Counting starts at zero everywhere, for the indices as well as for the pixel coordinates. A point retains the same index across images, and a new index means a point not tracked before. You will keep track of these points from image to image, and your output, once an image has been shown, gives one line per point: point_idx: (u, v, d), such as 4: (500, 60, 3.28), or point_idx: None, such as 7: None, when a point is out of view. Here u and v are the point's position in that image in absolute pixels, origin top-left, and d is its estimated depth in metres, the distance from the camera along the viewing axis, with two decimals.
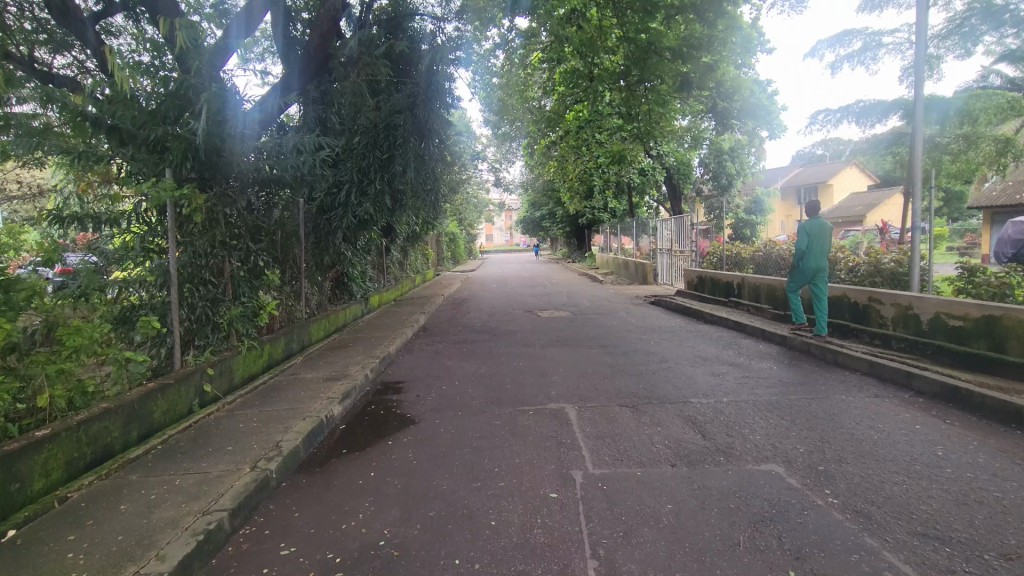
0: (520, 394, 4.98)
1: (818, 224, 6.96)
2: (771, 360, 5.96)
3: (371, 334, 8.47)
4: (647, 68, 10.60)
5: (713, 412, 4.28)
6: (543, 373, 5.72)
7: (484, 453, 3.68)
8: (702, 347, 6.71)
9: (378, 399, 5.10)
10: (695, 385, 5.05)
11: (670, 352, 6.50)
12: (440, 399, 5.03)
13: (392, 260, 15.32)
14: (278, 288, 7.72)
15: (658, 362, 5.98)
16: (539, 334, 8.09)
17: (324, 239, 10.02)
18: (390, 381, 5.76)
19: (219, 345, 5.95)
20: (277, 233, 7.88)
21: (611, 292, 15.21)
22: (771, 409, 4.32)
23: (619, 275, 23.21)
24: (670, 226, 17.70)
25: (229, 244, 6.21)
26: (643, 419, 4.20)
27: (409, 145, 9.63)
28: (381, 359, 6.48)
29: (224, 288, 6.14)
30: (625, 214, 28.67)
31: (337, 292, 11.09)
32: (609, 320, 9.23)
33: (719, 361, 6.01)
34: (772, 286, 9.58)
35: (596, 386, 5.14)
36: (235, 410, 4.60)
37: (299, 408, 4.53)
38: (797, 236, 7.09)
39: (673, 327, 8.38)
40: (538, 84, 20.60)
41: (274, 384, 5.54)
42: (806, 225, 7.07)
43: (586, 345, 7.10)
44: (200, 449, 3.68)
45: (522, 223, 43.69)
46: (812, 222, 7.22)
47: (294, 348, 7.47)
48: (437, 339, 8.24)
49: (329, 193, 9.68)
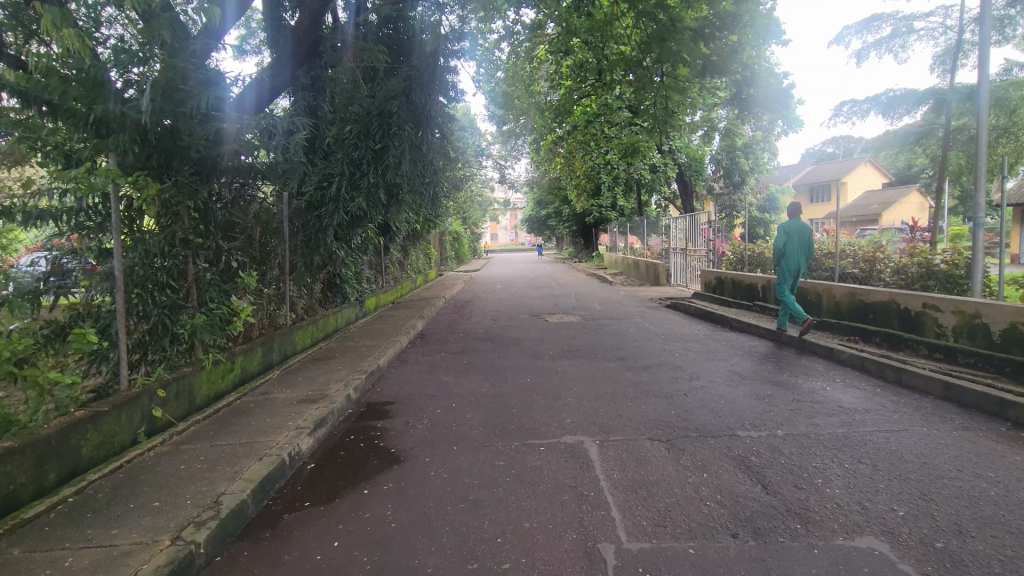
0: (529, 423, 4.15)
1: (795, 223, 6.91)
2: (822, 379, 5.09)
3: (362, 341, 7.65)
4: (665, 51, 9.64)
5: (769, 452, 3.45)
6: (555, 394, 4.88)
7: (484, 512, 2.84)
8: (736, 361, 5.85)
9: (359, 428, 4.28)
10: (739, 412, 4.19)
11: (700, 367, 5.64)
12: (431, 428, 4.19)
13: (391, 260, 14.55)
14: (257, 292, 6.92)
15: (688, 381, 5.13)
16: (548, 343, 7.23)
17: (312, 236, 9.27)
18: (376, 402, 4.94)
19: (181, 360, 5.16)
20: (256, 230, 7.09)
21: (623, 294, 14.36)
22: (841, 448, 3.47)
23: (629, 275, 22.30)
24: (684, 224, 16.80)
25: (194, 242, 5.40)
26: (684, 461, 3.36)
27: (405, 134, 8.69)
28: (368, 374, 5.65)
29: (188, 294, 5.35)
30: (634, 212, 27.81)
31: (329, 294, 10.32)
32: (625, 328, 8.38)
33: (760, 379, 5.15)
34: (804, 290, 8.72)
35: (620, 412, 4.30)
36: (182, 445, 3.77)
37: (259, 442, 3.70)
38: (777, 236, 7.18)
39: (697, 336, 7.51)
40: (545, 79, 19.84)
41: (241, 406, 4.73)
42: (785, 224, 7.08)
43: (602, 358, 6.24)
44: (118, 506, 2.85)
45: (527, 222, 42.88)
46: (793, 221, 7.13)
47: (275, 359, 6.68)
48: (434, 349, 7.40)
49: (319, 188, 8.89)
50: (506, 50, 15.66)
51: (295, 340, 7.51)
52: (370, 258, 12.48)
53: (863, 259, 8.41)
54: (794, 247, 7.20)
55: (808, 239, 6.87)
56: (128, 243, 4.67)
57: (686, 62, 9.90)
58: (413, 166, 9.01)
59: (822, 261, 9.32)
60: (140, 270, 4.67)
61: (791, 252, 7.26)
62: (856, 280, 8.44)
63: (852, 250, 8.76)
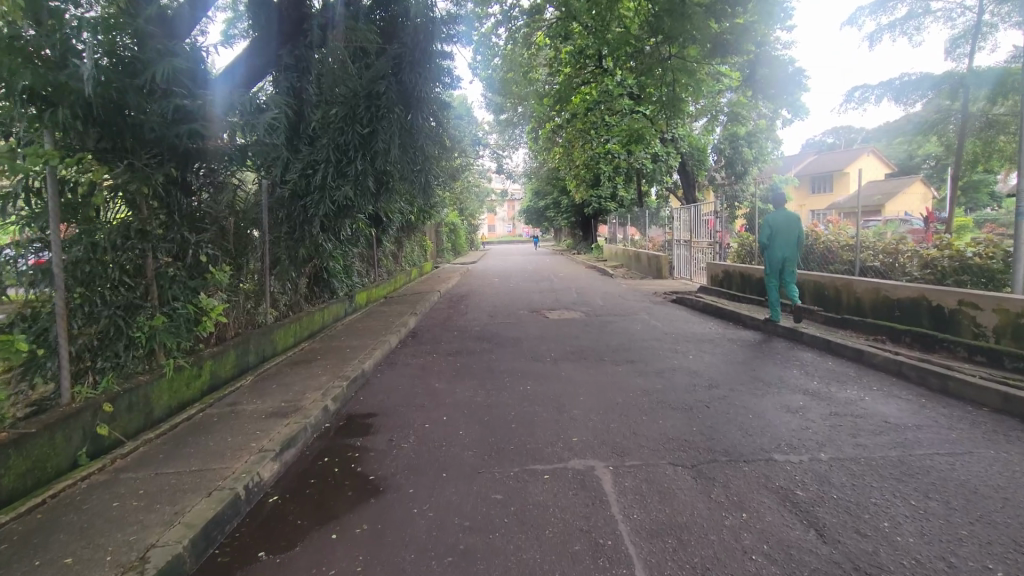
0: (530, 443, 3.60)
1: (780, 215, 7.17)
2: (856, 387, 4.55)
3: (348, 342, 7.07)
4: (674, 29, 9.01)
5: (816, 483, 2.91)
6: (559, 406, 4.34)
7: (477, 569, 2.29)
8: (758, 365, 5.30)
9: (335, 448, 3.72)
10: (772, 429, 3.65)
11: (720, 372, 5.08)
12: (417, 449, 3.64)
13: (384, 253, 13.95)
14: (232, 289, 6.33)
15: (707, 389, 4.58)
16: (548, 343, 6.67)
17: (297, 227, 8.75)
18: (358, 415, 4.39)
19: (137, 367, 4.58)
20: (231, 222, 6.51)
21: (625, 288, 13.82)
22: (901, 478, 2.94)
23: (629, 267, 21.74)
24: (687, 215, 16.24)
25: (154, 235, 4.79)
26: (717, 495, 2.81)
27: (393, 115, 8.01)
28: (351, 381, 5.09)
29: (147, 292, 4.78)
30: (634, 203, 27.22)
31: (316, 289, 9.74)
32: (631, 325, 7.83)
33: (788, 387, 4.60)
34: (822, 285, 8.17)
35: (635, 429, 3.75)
36: (125, 472, 3.21)
37: (212, 470, 3.14)
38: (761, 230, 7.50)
39: (710, 335, 6.96)
40: (544, 65, 19.22)
41: (204, 420, 4.17)
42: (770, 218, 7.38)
43: (609, 362, 5.69)
44: (20, 565, 2.28)
45: (524, 213, 42.25)
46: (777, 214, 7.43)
47: (251, 362, 6.11)
48: (426, 349, 6.84)
49: (304, 175, 8.28)
50: (505, 35, 15.08)
51: (274, 340, 6.93)
52: (361, 250, 11.89)
53: (884, 251, 7.88)
54: (781, 240, 7.46)
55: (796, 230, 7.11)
56: (73, 235, 4.09)
57: (696, 40, 9.34)
58: (404, 151, 8.32)
59: (840, 253, 8.79)
60: (85, 266, 4.10)
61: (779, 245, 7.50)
62: (879, 273, 7.90)
63: (874, 241, 8.22)
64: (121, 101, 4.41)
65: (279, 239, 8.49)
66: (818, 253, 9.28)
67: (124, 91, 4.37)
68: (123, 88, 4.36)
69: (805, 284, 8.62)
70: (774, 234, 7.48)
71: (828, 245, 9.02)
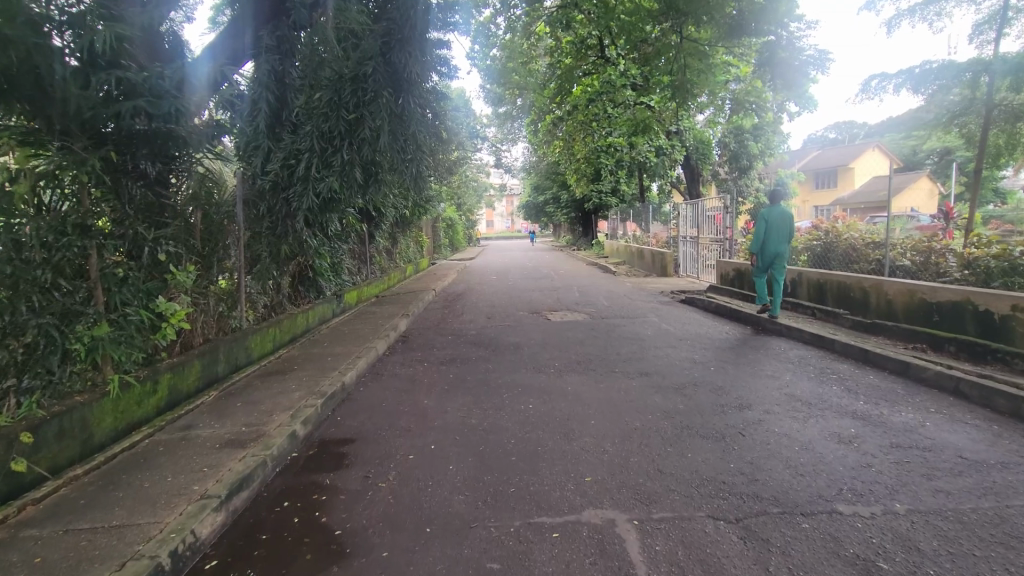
0: (534, 485, 2.97)
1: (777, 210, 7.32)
2: (911, 410, 3.92)
3: (330, 348, 6.41)
4: (691, 7, 8.32)
5: (899, 549, 2.29)
6: (566, 432, 3.70)
7: None
8: (791, 381, 4.67)
9: (298, 489, 3.09)
10: (827, 468, 3.02)
11: (750, 389, 4.44)
12: (397, 491, 3.01)
13: (376, 249, 13.27)
14: (198, 290, 5.69)
15: (738, 411, 3.95)
16: (551, 351, 6.03)
17: (279, 222, 8.15)
18: (332, 442, 3.76)
19: (75, 385, 3.96)
20: (200, 215, 5.83)
21: (629, 286, 13.19)
22: (1003, 542, 2.32)
23: (631, 264, 21.09)
24: (692, 211, 15.58)
25: (97, 229, 4.12)
26: (776, 568, 2.19)
27: (382, 100, 7.23)
28: (327, 398, 4.45)
29: (91, 296, 4.11)
30: (636, 198, 26.60)
31: (301, 288, 9.08)
32: (641, 329, 7.19)
33: (832, 409, 3.97)
34: (848, 285, 7.54)
35: (660, 466, 3.11)
36: (31, 525, 2.58)
37: (134, 526, 2.51)
38: (758, 226, 7.58)
39: (729, 341, 6.33)
40: (545, 56, 18.54)
41: (148, 448, 3.53)
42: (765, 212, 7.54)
43: (621, 374, 5.05)
44: None
45: (523, 208, 41.44)
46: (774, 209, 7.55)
47: (220, 372, 5.47)
48: (416, 356, 6.20)
49: (285, 165, 7.77)
50: (504, 24, 14.43)
51: (251, 346, 6.28)
52: (351, 246, 11.21)
53: (918, 250, 7.24)
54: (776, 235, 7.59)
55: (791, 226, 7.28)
56: None
57: (712, 21, 8.70)
58: (393, 139, 7.53)
59: (865, 251, 8.16)
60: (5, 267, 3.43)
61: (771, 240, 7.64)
62: (910, 274, 7.28)
63: (904, 239, 7.60)
64: (37, 69, 3.64)
65: (259, 235, 7.85)
66: (840, 252, 8.65)
67: (41, 58, 3.60)
68: (37, 54, 3.58)
69: (828, 284, 7.98)
70: (769, 229, 7.60)
71: (852, 243, 8.39)
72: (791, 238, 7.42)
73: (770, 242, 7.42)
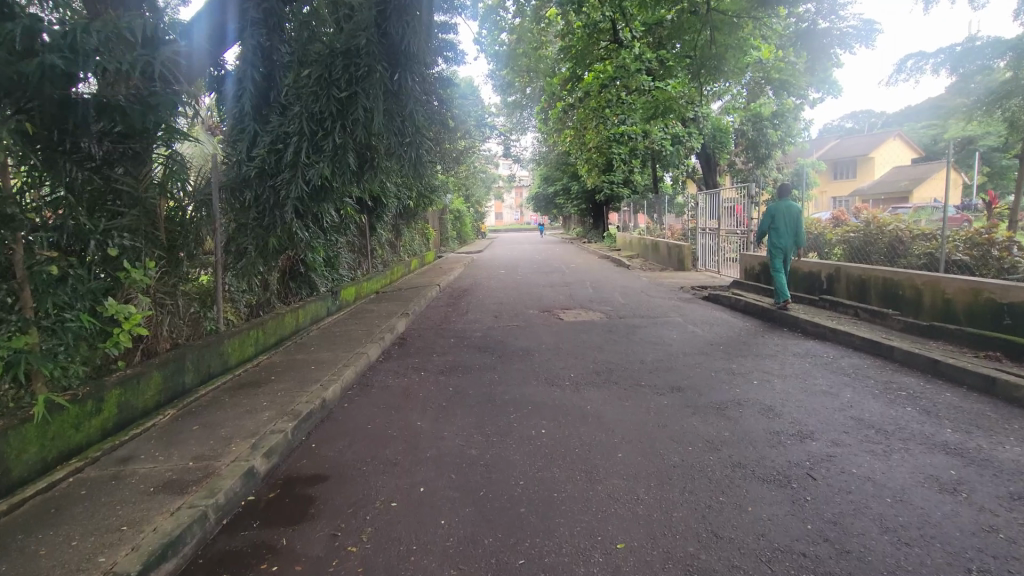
0: (550, 556, 2.24)
1: (786, 203, 7.78)
2: (1016, 441, 3.16)
3: (316, 353, 5.69)
4: None
5: None
6: (588, 471, 2.97)
7: None
8: (853, 399, 3.91)
9: (244, 554, 2.38)
10: (940, 533, 2.27)
11: (807, 411, 3.69)
12: (368, 561, 2.29)
13: (378, 241, 12.54)
14: (163, 290, 5.00)
15: (800, 441, 3.20)
16: (565, 358, 5.29)
17: (267, 211, 7.29)
18: (299, 482, 3.05)
19: None
20: (163, 206, 5.06)
21: (645, 281, 12.41)
22: None
23: (645, 257, 20.29)
24: (711, 201, 14.76)
25: (22, 218, 3.41)
26: None
27: (376, 75, 6.40)
28: (301, 420, 3.74)
29: (17, 300, 3.43)
30: (649, 189, 25.75)
31: (292, 285, 8.37)
32: (665, 331, 6.44)
33: (917, 439, 3.21)
34: (897, 281, 6.74)
35: (715, 527, 2.38)
36: None
37: None
38: (766, 218, 7.97)
39: (768, 347, 5.57)
40: (555, 40, 17.75)
41: (66, 492, 2.84)
42: (774, 205, 8.02)
43: (648, 389, 4.31)
44: None
45: (532, 200, 40.61)
46: (781, 201, 7.93)
47: (187, 384, 4.77)
48: (413, 363, 5.49)
49: (272, 151, 7.00)
50: (513, 7, 13.71)
51: (228, 351, 5.57)
52: (348, 238, 10.49)
53: (978, 242, 6.43)
54: (782, 227, 7.96)
55: (800, 218, 7.75)
56: None
57: None
58: (389, 120, 6.76)
59: (914, 244, 7.35)
60: None
61: (779, 231, 8.00)
62: (969, 270, 6.48)
63: (960, 230, 6.80)
64: None
65: (245, 225, 7.17)
66: (884, 244, 7.85)
67: None
68: None
69: (873, 280, 7.18)
70: (775, 221, 8.00)
71: (899, 234, 7.58)
72: (798, 231, 7.89)
73: (777, 233, 7.79)
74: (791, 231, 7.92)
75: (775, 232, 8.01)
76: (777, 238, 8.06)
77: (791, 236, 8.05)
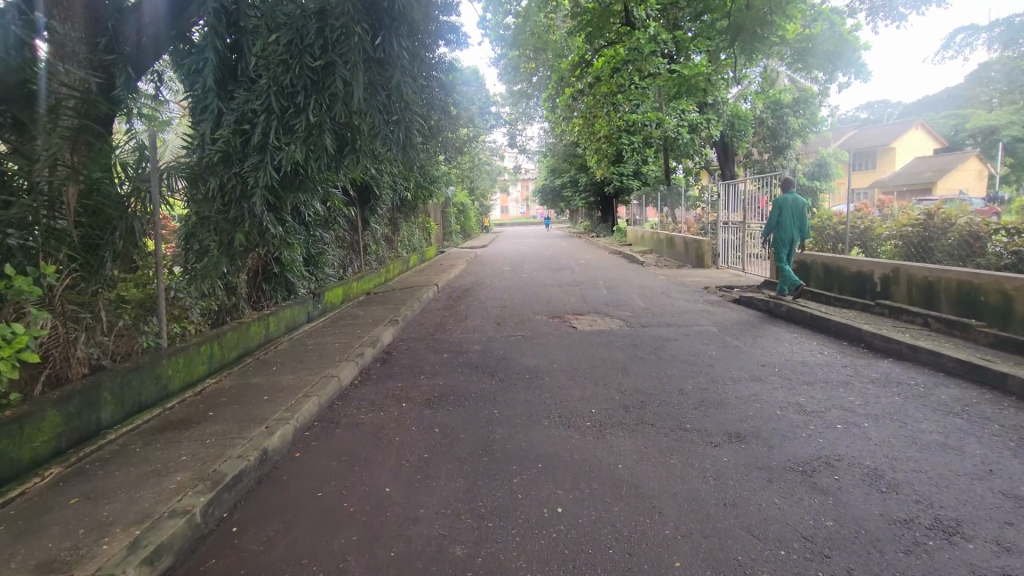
0: None
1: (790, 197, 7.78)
2: None
3: (276, 376, 4.62)
4: None
5: None
6: None
7: None
8: (986, 457, 2.85)
9: None
10: None
11: (932, 481, 2.62)
12: None
13: (372, 237, 11.48)
14: (76, 301, 3.97)
15: (946, 544, 2.14)
16: (584, 386, 4.21)
17: (233, 202, 6.23)
18: None
19: None
20: (74, 189, 4.10)
21: (664, 280, 11.33)
22: None
23: (658, 252, 19.20)
24: (729, 192, 13.68)
25: None
26: None
27: (353, 36, 5.13)
28: (219, 489, 2.69)
29: None
30: (660, 181, 24.61)
31: (267, 287, 7.28)
32: (700, 346, 5.39)
33: None
34: (979, 283, 5.64)
35: None
36: None
37: None
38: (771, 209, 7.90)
39: (834, 369, 4.50)
40: (564, 21, 16.65)
41: None
42: (779, 198, 8.05)
43: (698, 435, 3.25)
44: None
45: (538, 192, 39.53)
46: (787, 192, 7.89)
47: (102, 420, 3.72)
48: (394, 389, 4.45)
49: (238, 132, 5.89)
50: None
51: (166, 373, 4.43)
52: (336, 233, 9.43)
53: None
54: (787, 219, 7.88)
55: (803, 214, 7.73)
56: None
57: None
58: (371, 93, 5.49)
59: (992, 240, 6.23)
60: None
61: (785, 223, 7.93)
62: None
63: None
64: None
65: (206, 219, 5.98)
66: (954, 240, 6.73)
67: None
68: None
69: (943, 282, 6.11)
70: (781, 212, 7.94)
71: (973, 228, 6.45)
72: (802, 225, 7.89)
73: (782, 224, 7.72)
74: (795, 225, 7.93)
75: (779, 224, 8.01)
76: (782, 230, 8.08)
77: (796, 228, 7.97)
